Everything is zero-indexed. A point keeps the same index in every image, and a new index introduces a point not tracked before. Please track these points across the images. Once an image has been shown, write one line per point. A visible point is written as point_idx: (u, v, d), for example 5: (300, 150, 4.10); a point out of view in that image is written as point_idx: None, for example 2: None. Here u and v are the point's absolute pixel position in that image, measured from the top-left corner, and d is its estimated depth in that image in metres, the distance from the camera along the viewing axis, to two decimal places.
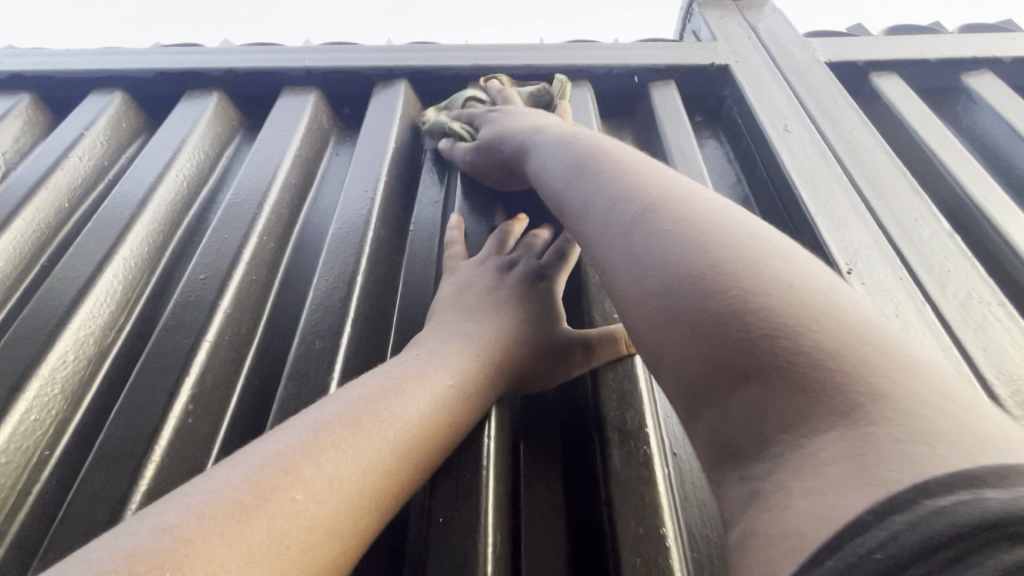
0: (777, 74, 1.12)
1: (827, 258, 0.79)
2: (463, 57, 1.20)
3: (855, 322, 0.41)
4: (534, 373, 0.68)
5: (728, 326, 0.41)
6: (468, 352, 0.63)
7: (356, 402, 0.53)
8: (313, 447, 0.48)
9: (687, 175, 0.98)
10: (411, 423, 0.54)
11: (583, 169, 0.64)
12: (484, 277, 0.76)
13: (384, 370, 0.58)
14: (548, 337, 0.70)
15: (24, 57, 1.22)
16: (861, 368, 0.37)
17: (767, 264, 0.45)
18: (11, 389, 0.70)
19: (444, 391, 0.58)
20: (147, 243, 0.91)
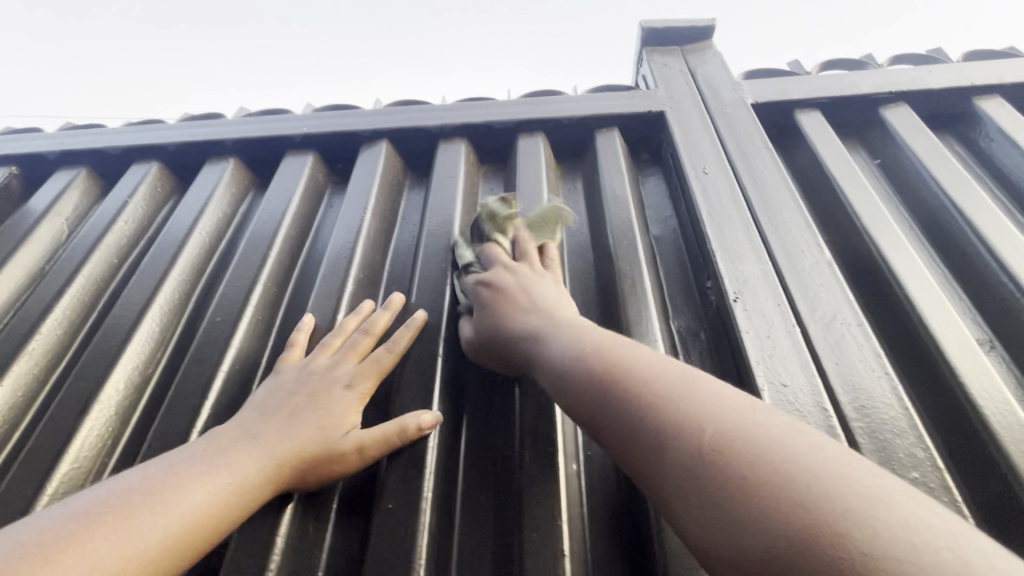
0: (705, 117, 1.27)
1: (719, 287, 0.95)
2: (436, 116, 1.40)
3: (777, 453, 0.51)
4: (317, 475, 0.79)
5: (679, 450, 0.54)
6: (256, 456, 0.74)
7: (124, 497, 0.63)
8: (67, 537, 0.58)
9: (619, 214, 1.14)
10: (180, 516, 0.64)
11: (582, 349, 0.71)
12: (300, 382, 0.86)
13: (168, 465, 0.69)
14: (337, 443, 0.80)
15: (80, 137, 1.49)
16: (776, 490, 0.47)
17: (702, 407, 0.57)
18: (79, 412, 0.93)
19: (223, 486, 0.69)
20: (178, 291, 1.14)
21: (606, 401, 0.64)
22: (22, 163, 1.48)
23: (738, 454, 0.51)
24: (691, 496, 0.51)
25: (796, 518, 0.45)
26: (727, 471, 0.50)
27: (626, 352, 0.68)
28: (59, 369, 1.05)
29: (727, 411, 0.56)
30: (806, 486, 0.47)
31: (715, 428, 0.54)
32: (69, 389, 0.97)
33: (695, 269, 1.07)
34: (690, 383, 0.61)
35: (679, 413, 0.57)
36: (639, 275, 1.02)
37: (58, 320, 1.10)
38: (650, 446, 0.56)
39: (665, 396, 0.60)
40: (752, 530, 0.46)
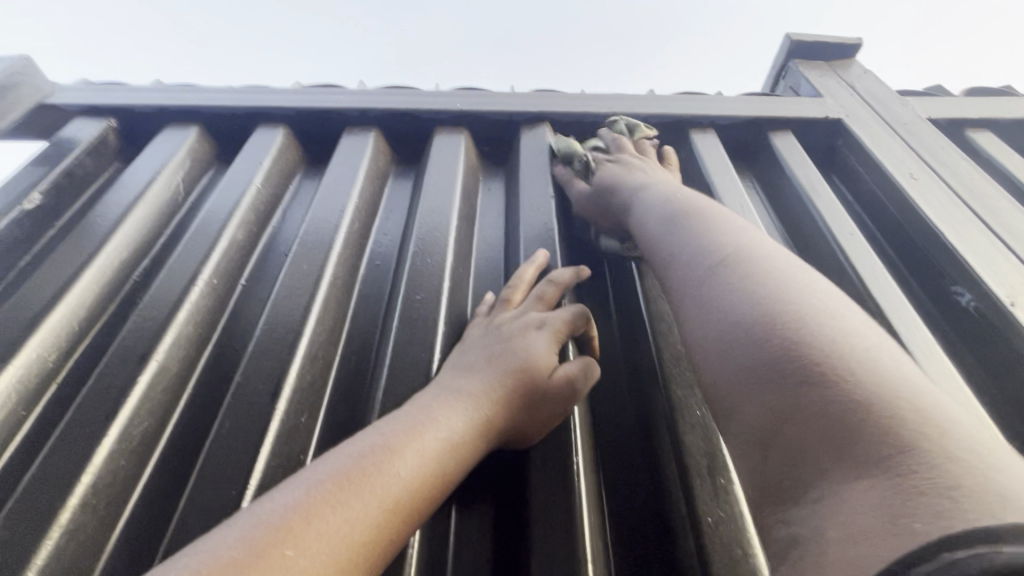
0: (887, 127, 1.24)
1: (984, 291, 0.88)
2: (599, 104, 1.32)
3: (896, 386, 0.42)
4: (523, 425, 0.67)
5: (770, 362, 0.47)
6: (459, 408, 0.63)
7: (346, 460, 0.54)
8: (305, 505, 0.48)
9: (830, 212, 1.07)
10: (399, 479, 0.54)
11: (678, 223, 0.73)
12: (490, 334, 0.74)
13: (377, 427, 0.59)
14: (540, 386, 0.67)
15: (190, 93, 1.31)
16: (906, 429, 0.38)
17: (815, 316, 0.49)
18: (270, 397, 0.75)
19: (432, 444, 0.58)
20: (345, 266, 0.98)
21: (696, 279, 0.61)
22: (121, 117, 1.29)
23: (846, 364, 0.44)
24: (757, 382, 0.47)
25: (873, 427, 0.39)
26: (830, 370, 0.43)
27: (749, 252, 0.61)
28: (211, 347, 0.87)
29: (843, 331, 0.47)
30: (912, 402, 0.40)
31: (834, 335, 0.47)
32: (245, 369, 0.79)
33: (921, 275, 1.00)
34: (808, 294, 0.52)
35: (783, 310, 0.50)
36: (883, 275, 0.94)
37: (207, 288, 0.91)
38: (746, 348, 0.49)
39: (792, 299, 0.51)
40: (811, 426, 0.42)
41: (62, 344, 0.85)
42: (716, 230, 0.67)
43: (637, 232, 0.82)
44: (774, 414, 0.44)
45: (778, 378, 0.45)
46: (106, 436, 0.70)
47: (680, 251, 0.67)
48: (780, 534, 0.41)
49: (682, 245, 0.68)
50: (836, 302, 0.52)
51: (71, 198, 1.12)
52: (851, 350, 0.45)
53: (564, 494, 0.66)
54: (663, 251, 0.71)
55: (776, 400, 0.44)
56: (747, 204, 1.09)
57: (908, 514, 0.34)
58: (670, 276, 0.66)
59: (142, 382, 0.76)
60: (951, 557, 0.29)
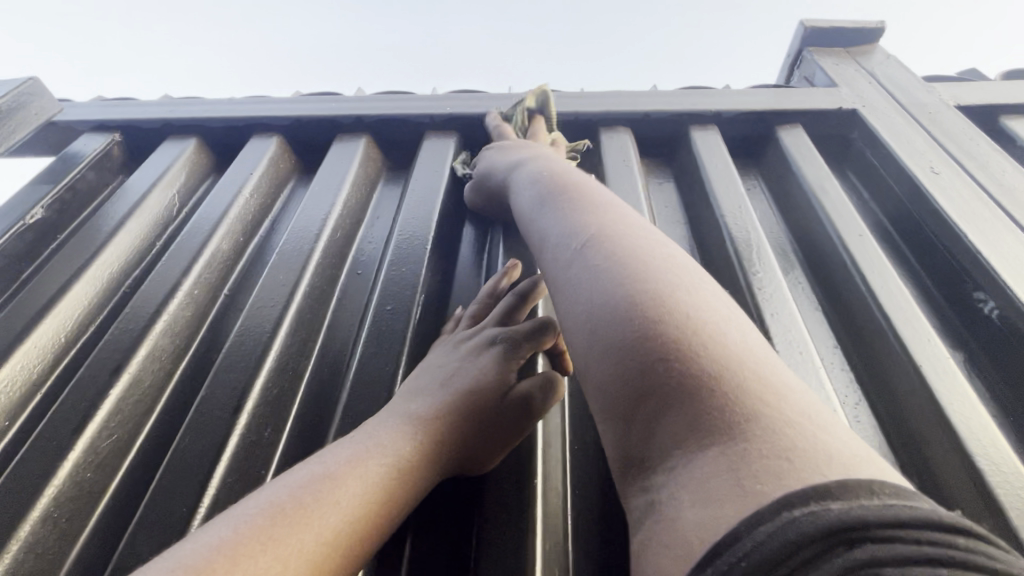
0: (907, 116, 1.14)
1: (1010, 298, 0.79)
2: (593, 102, 1.27)
3: (738, 345, 0.45)
4: (478, 447, 0.64)
5: (626, 338, 0.46)
6: (407, 434, 0.60)
7: (282, 494, 0.51)
8: (231, 544, 0.45)
9: (837, 212, 0.99)
10: (340, 511, 0.51)
11: (552, 199, 0.69)
12: (446, 356, 0.72)
13: (319, 457, 0.56)
14: (494, 405, 0.64)
15: (190, 105, 1.34)
16: (741, 389, 0.41)
17: (669, 285, 0.50)
18: (233, 411, 0.75)
19: (378, 471, 0.56)
20: (323, 275, 0.98)
21: (565, 258, 0.58)
22: (125, 132, 1.33)
23: (699, 338, 0.44)
24: (618, 355, 0.46)
25: (721, 398, 0.41)
26: (685, 346, 0.44)
27: (614, 227, 0.59)
28: (188, 357, 0.87)
29: (700, 302, 0.49)
30: (748, 362, 0.44)
31: (689, 307, 0.47)
32: (212, 382, 0.79)
33: (940, 278, 0.91)
34: (669, 267, 0.53)
35: (648, 285, 0.49)
36: (893, 280, 0.87)
37: (186, 300, 0.92)
38: (607, 323, 0.48)
39: (653, 271, 0.51)
40: (665, 401, 0.42)
41: (47, 355, 0.87)
42: (587, 206, 0.65)
43: (518, 211, 0.78)
44: (629, 387, 0.44)
45: (632, 352, 0.45)
46: (74, 450, 0.71)
47: (553, 228, 0.64)
48: (641, 499, 0.42)
49: (554, 221, 0.65)
50: (688, 271, 0.54)
51: (73, 211, 1.16)
52: (699, 318, 0.46)
53: (521, 519, 0.63)
54: (535, 232, 0.67)
55: (631, 374, 0.44)
56: (745, 204, 1.02)
57: (755, 479, 0.36)
58: (541, 259, 0.63)
59: (113, 396, 0.77)
60: (791, 515, 0.33)
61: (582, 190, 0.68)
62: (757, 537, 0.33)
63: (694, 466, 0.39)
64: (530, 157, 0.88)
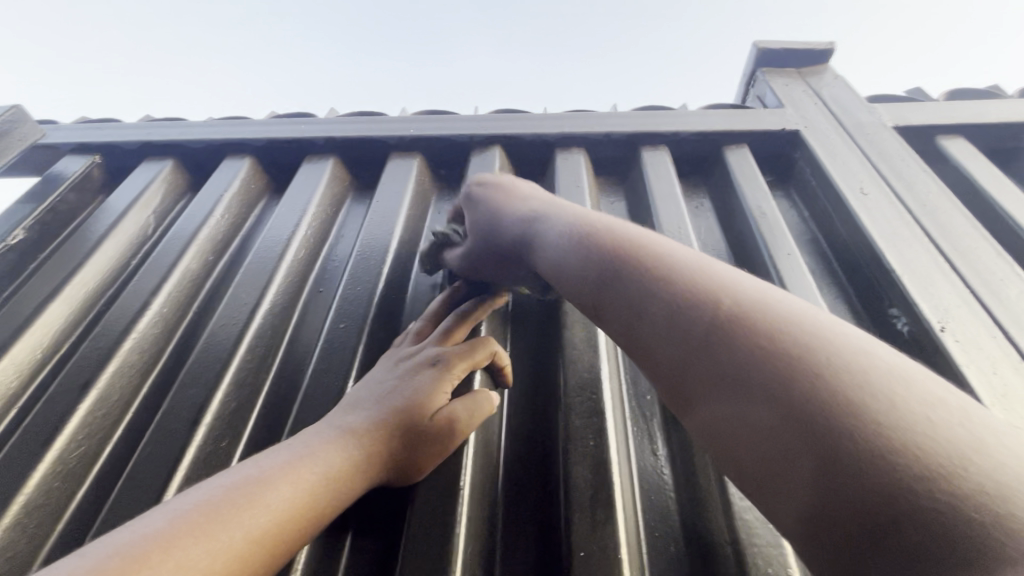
0: (846, 137, 1.20)
1: (918, 315, 0.85)
2: (551, 124, 1.32)
3: (941, 416, 0.37)
4: (405, 460, 0.70)
5: (806, 440, 0.39)
6: (340, 445, 0.66)
7: (216, 493, 0.56)
8: (165, 536, 0.50)
9: (770, 232, 1.04)
10: (269, 512, 0.57)
11: (617, 265, 0.60)
12: (385, 373, 0.79)
13: (255, 462, 0.62)
14: (422, 422, 0.71)
15: (168, 127, 1.40)
16: (967, 479, 0.34)
17: (834, 359, 0.42)
18: (191, 423, 0.81)
19: (308, 478, 0.62)
20: (285, 293, 1.03)
21: (680, 341, 0.49)
22: (105, 153, 1.39)
23: (897, 422, 0.37)
24: (816, 477, 0.38)
25: (973, 522, 0.32)
26: (888, 452, 0.36)
27: (740, 294, 0.50)
28: (155, 373, 0.93)
29: (890, 380, 0.40)
30: (957, 437, 0.36)
31: (871, 379, 0.40)
32: (174, 397, 0.85)
33: (862, 293, 0.97)
34: (825, 338, 0.44)
35: (810, 367, 0.41)
36: (814, 298, 0.92)
37: (155, 318, 0.98)
38: (772, 423, 0.41)
39: (805, 345, 0.43)
40: (906, 533, 0.34)
41: (24, 370, 0.93)
42: (681, 264, 0.55)
43: (555, 277, 0.70)
44: (831, 505, 0.37)
45: (828, 459, 0.37)
46: (43, 460, 0.78)
47: (648, 301, 0.54)
48: None
49: (643, 295, 0.55)
50: (855, 335, 0.44)
51: (54, 231, 1.22)
52: (884, 393, 0.39)
53: (442, 524, 0.69)
54: (614, 305, 0.58)
55: (836, 486, 0.37)
56: (685, 224, 1.08)
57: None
58: (643, 342, 0.54)
59: (80, 410, 0.83)
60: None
61: (656, 246, 0.59)
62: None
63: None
64: (542, 204, 0.81)
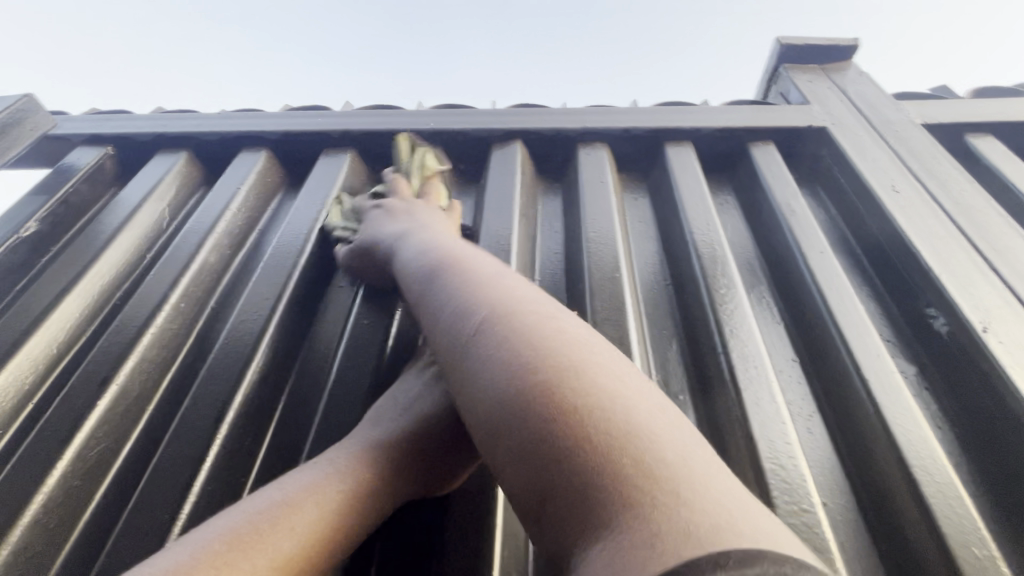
0: (875, 134, 1.18)
1: (958, 316, 0.83)
2: (572, 119, 1.30)
3: (642, 419, 0.45)
4: (431, 473, 0.68)
5: (526, 429, 0.45)
6: (361, 462, 0.64)
7: (239, 520, 0.55)
8: (185, 568, 0.48)
9: (801, 229, 1.02)
10: (292, 536, 0.55)
11: (439, 270, 0.68)
12: (408, 382, 0.75)
13: (278, 484, 0.60)
14: (448, 431, 0.68)
15: (182, 119, 1.38)
16: (637, 468, 0.41)
17: (563, 356, 0.49)
18: (214, 421, 0.79)
19: (332, 497, 0.60)
20: (306, 288, 1.01)
21: (456, 339, 0.56)
22: (118, 145, 1.37)
23: (592, 416, 0.44)
24: (530, 461, 0.45)
25: (602, 475, 0.41)
26: (586, 454, 0.42)
27: (507, 293, 0.59)
28: (175, 368, 0.91)
29: (583, 362, 0.49)
30: (647, 438, 0.43)
31: (582, 378, 0.47)
32: (196, 394, 0.83)
33: (896, 293, 0.95)
34: (558, 327, 0.53)
35: (533, 363, 0.49)
36: (849, 297, 0.90)
37: (173, 312, 0.96)
38: (498, 401, 0.48)
39: (542, 347, 0.50)
40: (567, 487, 0.42)
41: (39, 365, 0.91)
42: (479, 277, 0.62)
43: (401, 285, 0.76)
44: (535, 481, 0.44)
45: (533, 442, 0.45)
46: (62, 457, 0.75)
47: (445, 300, 0.62)
48: None
49: (445, 296, 0.62)
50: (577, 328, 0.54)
51: (67, 223, 1.20)
52: (592, 387, 0.46)
53: (479, 525, 0.67)
54: (426, 304, 0.64)
55: (540, 463, 0.44)
56: (713, 221, 1.05)
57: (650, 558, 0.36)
58: (436, 335, 0.61)
59: (101, 406, 0.81)
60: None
61: (472, 264, 0.66)
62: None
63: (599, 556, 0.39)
64: (411, 225, 0.89)
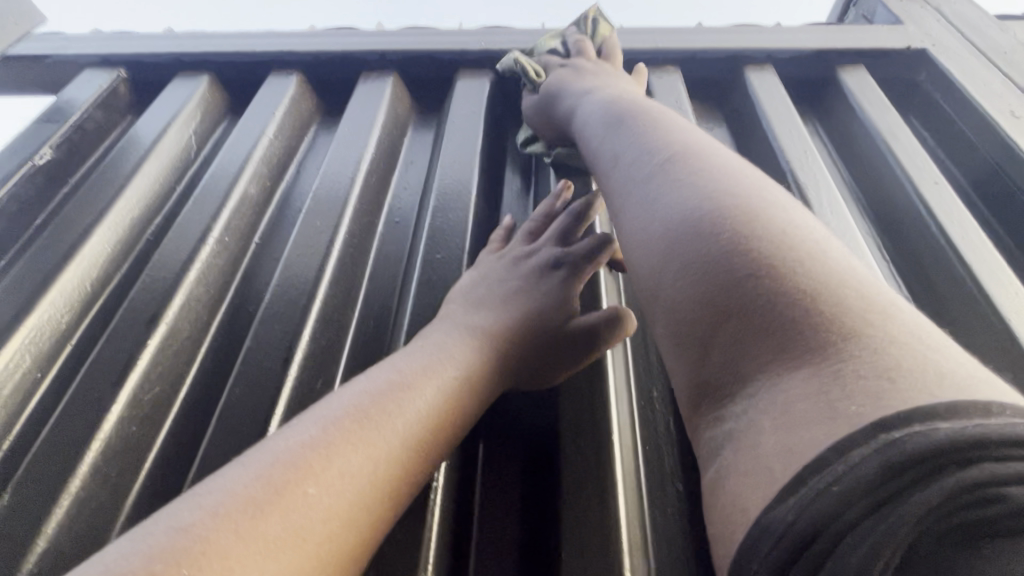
0: (982, 56, 1.06)
1: None
2: (639, 38, 1.17)
3: (847, 270, 0.40)
4: (539, 367, 0.64)
5: (707, 253, 0.42)
6: (470, 347, 0.61)
7: (362, 397, 0.51)
8: (324, 440, 0.46)
9: (910, 159, 0.92)
10: (416, 416, 0.52)
11: (623, 123, 0.62)
12: (502, 270, 0.71)
13: (391, 363, 0.56)
14: (557, 328, 0.65)
15: (200, 38, 1.24)
16: (844, 313, 0.37)
17: (750, 201, 0.45)
18: (283, 362, 0.72)
19: (449, 381, 0.56)
20: (361, 221, 0.92)
21: (635, 174, 0.53)
22: (131, 67, 1.23)
23: (795, 258, 0.40)
24: (699, 281, 0.41)
25: (801, 305, 0.37)
26: (784, 281, 0.38)
27: (694, 147, 0.53)
28: (225, 307, 0.83)
29: (774, 210, 0.45)
30: (861, 292, 0.38)
31: (779, 225, 0.43)
32: (257, 333, 0.76)
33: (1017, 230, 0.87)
34: (754, 186, 0.48)
35: (725, 198, 0.45)
36: (974, 232, 0.82)
37: (218, 248, 0.86)
38: (672, 222, 0.45)
39: (730, 187, 0.46)
40: (757, 314, 0.38)
41: (74, 304, 0.83)
42: (655, 127, 0.58)
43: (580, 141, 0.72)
44: (704, 307, 0.40)
45: (711, 263, 0.41)
46: (116, 402, 0.68)
47: (622, 149, 0.58)
48: (713, 432, 0.38)
49: (625, 137, 0.59)
50: (782, 201, 0.47)
51: (84, 153, 1.08)
52: (795, 236, 0.42)
53: (599, 484, 0.59)
54: (603, 155, 0.61)
55: (716, 284, 0.40)
56: (812, 149, 0.96)
57: (845, 399, 0.32)
58: (608, 180, 0.57)
59: (151, 347, 0.73)
60: (883, 439, 0.29)
61: (651, 115, 0.61)
62: (851, 462, 0.30)
63: (777, 385, 0.35)
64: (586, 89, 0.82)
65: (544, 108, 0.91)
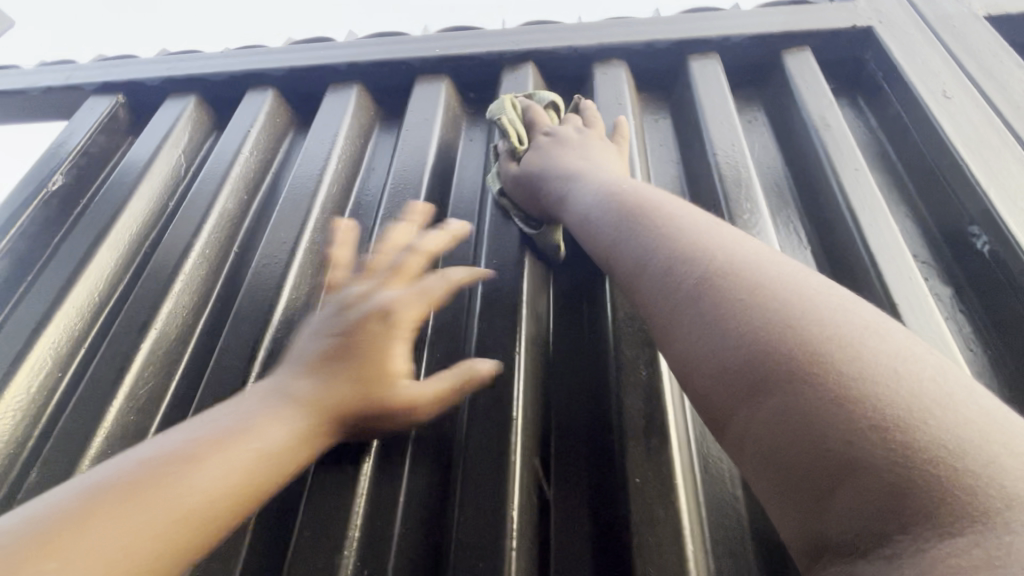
0: (928, 32, 1.05)
1: (1002, 232, 0.78)
2: (588, 35, 1.21)
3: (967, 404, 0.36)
4: (368, 419, 0.63)
5: (798, 394, 0.39)
6: (295, 407, 0.57)
7: (208, 430, 0.51)
8: (162, 464, 0.47)
9: (837, 146, 0.95)
10: (255, 453, 0.51)
11: (640, 223, 0.62)
12: (326, 319, 0.65)
13: (236, 402, 0.56)
14: (389, 381, 0.62)
15: (186, 61, 1.35)
16: (979, 465, 0.33)
17: (835, 328, 0.42)
18: (248, 360, 0.84)
19: (293, 426, 0.56)
20: (323, 229, 1.02)
21: (683, 289, 0.51)
22: (127, 91, 1.35)
23: (904, 398, 0.36)
24: (794, 425, 0.38)
25: (925, 458, 0.34)
26: (893, 428, 0.35)
27: (737, 258, 0.51)
28: (208, 312, 0.96)
29: (864, 333, 0.41)
30: (986, 431, 0.35)
31: (872, 354, 0.39)
32: (230, 335, 0.88)
33: (937, 211, 0.89)
34: (830, 303, 0.44)
35: (800, 326, 0.42)
36: (883, 217, 0.85)
37: (201, 261, 0.99)
38: (747, 355, 0.42)
39: (801, 310, 0.44)
40: (871, 467, 0.34)
41: (86, 313, 0.97)
42: (683, 231, 0.57)
43: (583, 228, 0.72)
44: (806, 457, 0.37)
45: (804, 405, 0.38)
46: (117, 397, 0.82)
47: (651, 256, 0.57)
48: None
49: (655, 241, 0.58)
50: (853, 309, 0.44)
51: (91, 176, 1.22)
52: (891, 365, 0.39)
53: (496, 458, 0.68)
54: (629, 259, 0.60)
55: (815, 429, 0.37)
56: (741, 139, 0.99)
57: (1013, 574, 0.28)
58: (648, 290, 0.55)
59: (144, 351, 0.87)
60: None
61: (670, 215, 0.61)
62: None
63: (915, 549, 0.31)
64: (584, 167, 0.82)
65: (529, 191, 0.88)
